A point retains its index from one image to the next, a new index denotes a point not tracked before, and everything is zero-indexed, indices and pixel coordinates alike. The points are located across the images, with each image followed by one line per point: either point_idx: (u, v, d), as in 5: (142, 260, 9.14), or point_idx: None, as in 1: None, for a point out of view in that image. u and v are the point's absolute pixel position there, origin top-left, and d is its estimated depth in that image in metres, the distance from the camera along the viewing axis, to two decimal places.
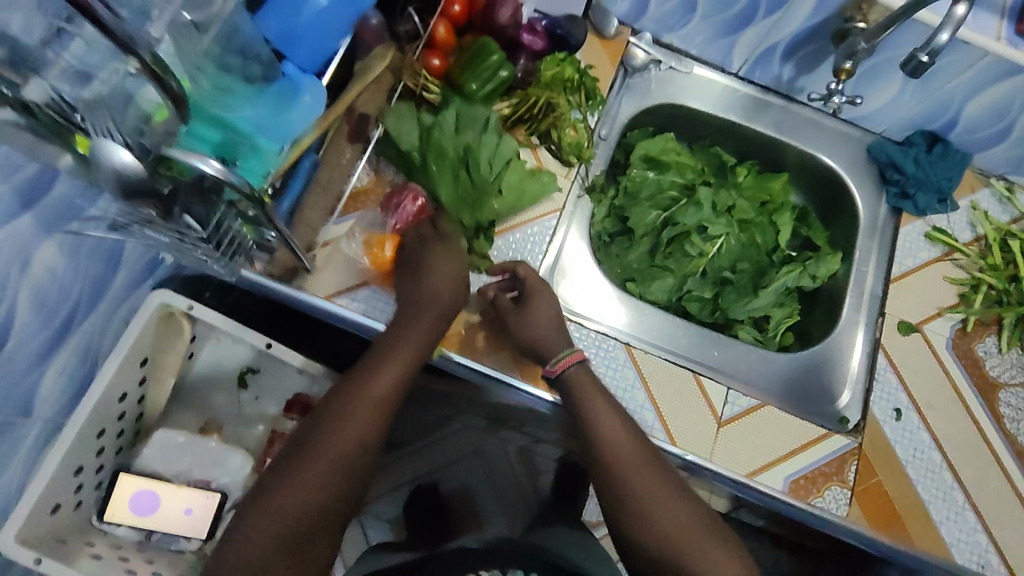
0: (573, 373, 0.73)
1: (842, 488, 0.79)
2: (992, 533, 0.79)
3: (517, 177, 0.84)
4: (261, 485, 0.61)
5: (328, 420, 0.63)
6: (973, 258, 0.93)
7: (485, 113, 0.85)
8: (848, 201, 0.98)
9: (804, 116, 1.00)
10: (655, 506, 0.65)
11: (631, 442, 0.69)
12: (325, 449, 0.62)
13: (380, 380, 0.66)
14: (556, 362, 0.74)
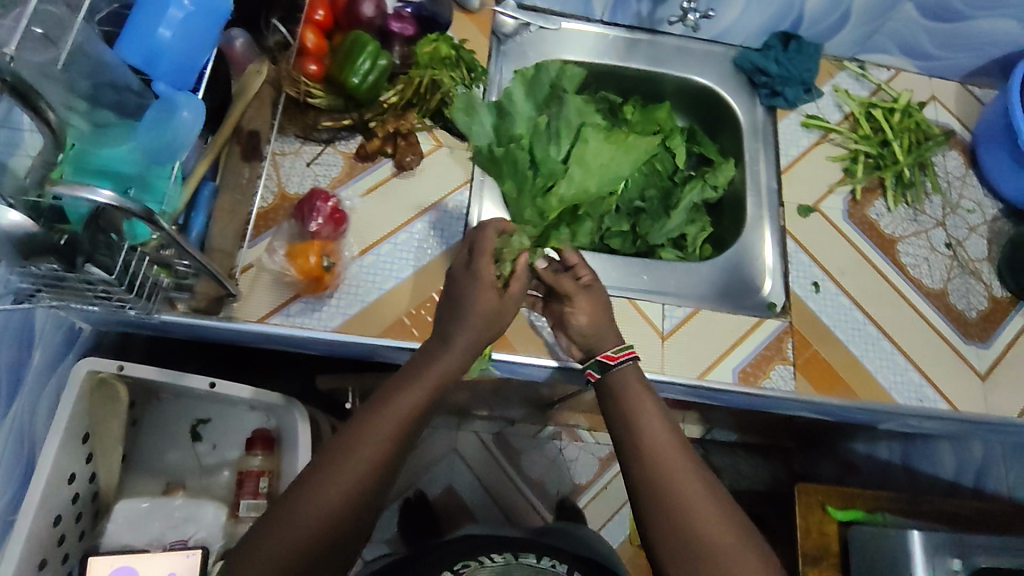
0: (625, 367, 0.71)
1: (786, 365, 0.85)
2: (921, 368, 0.88)
3: (598, 152, 0.76)
4: (252, 534, 0.59)
5: (320, 477, 0.59)
6: (848, 133, 1.01)
7: (557, 77, 0.78)
8: (726, 111, 1.07)
9: (672, 45, 1.07)
10: (690, 505, 0.61)
11: (672, 432, 0.66)
12: (312, 511, 0.57)
13: (397, 403, 0.62)
14: (617, 352, 0.73)
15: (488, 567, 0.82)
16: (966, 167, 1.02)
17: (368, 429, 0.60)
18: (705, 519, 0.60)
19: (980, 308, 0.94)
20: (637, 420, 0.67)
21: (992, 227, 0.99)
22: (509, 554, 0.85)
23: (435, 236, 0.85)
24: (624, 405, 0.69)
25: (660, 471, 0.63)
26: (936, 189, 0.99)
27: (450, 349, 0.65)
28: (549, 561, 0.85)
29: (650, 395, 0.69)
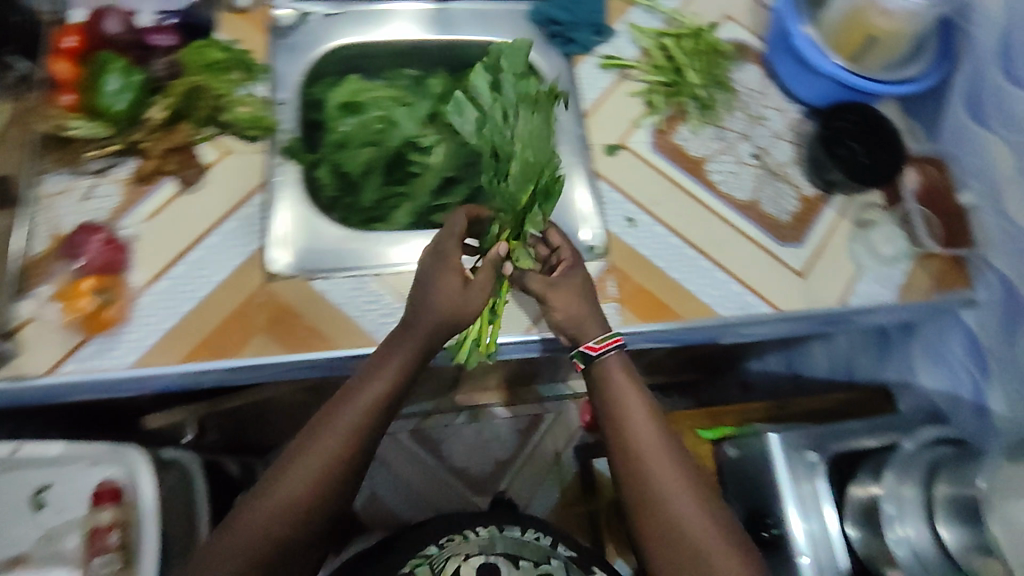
0: (608, 359, 0.83)
1: (609, 303, 0.89)
2: (742, 278, 0.92)
3: (525, 122, 0.71)
4: (249, 499, 0.72)
5: (305, 453, 0.72)
6: (645, 66, 1.02)
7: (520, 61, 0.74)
8: (532, 67, 1.04)
9: (464, 11, 1.05)
10: (669, 497, 0.77)
11: (654, 425, 0.81)
12: (301, 480, 0.71)
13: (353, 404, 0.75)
14: (599, 342, 0.82)
15: (471, 542, 1.01)
16: (766, 78, 1.04)
17: (343, 412, 0.74)
18: (681, 504, 0.77)
19: (793, 209, 0.97)
20: (622, 413, 0.82)
21: (795, 131, 1.02)
22: (494, 529, 1.04)
23: (232, 248, 0.82)
24: (610, 394, 0.83)
25: (646, 462, 0.78)
26: (734, 105, 1.02)
27: (414, 332, 0.77)
28: (532, 534, 1.05)
29: (637, 388, 0.83)
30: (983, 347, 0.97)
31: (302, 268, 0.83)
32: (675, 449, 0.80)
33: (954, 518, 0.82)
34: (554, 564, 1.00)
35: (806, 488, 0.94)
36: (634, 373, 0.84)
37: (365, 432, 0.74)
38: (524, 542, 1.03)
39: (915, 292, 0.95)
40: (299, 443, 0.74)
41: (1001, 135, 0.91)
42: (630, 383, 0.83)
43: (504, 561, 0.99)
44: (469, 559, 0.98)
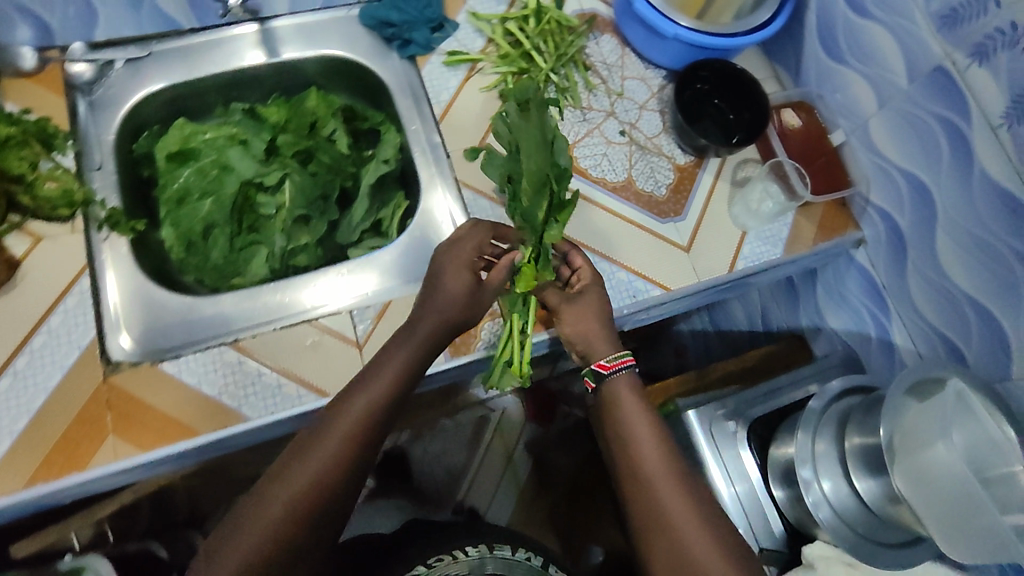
0: (617, 378, 0.77)
1: (493, 320, 0.88)
2: (628, 265, 0.89)
3: (517, 137, 0.68)
4: (236, 522, 0.61)
5: (277, 491, 0.61)
6: (493, 57, 0.94)
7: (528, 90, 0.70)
8: (372, 78, 0.96)
9: (287, 28, 0.94)
10: (678, 518, 0.66)
11: (661, 440, 0.72)
12: (266, 528, 0.59)
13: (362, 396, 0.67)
14: (611, 360, 0.78)
15: (461, 563, 0.84)
16: (621, 46, 0.99)
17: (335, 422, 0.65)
18: (691, 529, 0.66)
19: (668, 182, 0.94)
20: (627, 431, 0.73)
21: (660, 98, 0.98)
22: (483, 548, 0.86)
23: (61, 348, 0.73)
24: (612, 408, 0.76)
25: (653, 485, 0.69)
26: (593, 82, 0.96)
27: (415, 333, 0.73)
28: (524, 553, 0.88)
29: (644, 406, 0.75)
30: (878, 285, 0.97)
31: (152, 349, 0.77)
32: (682, 474, 0.70)
33: (866, 466, 0.82)
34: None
35: (730, 459, 0.94)
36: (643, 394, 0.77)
37: (351, 468, 0.64)
38: (515, 563, 0.87)
39: (802, 243, 0.94)
40: (269, 481, 0.62)
41: (857, 68, 0.89)
42: (636, 398, 0.76)
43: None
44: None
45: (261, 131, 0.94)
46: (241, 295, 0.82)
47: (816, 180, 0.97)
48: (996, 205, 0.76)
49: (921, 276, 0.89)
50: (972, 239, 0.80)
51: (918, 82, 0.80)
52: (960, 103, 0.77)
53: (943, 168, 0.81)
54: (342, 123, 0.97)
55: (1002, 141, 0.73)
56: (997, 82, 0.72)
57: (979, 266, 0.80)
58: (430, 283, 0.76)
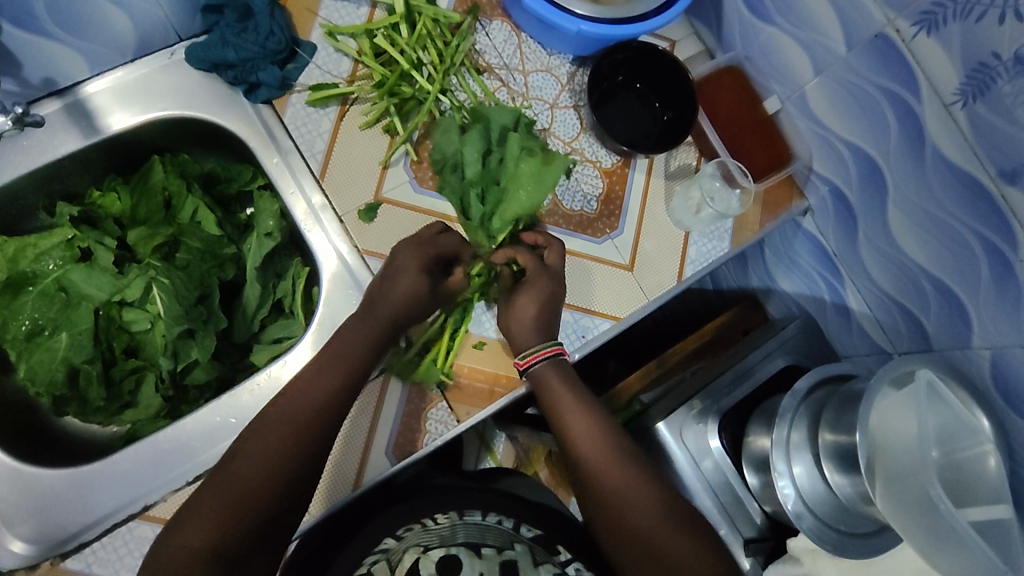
0: (539, 370, 0.73)
1: (440, 405, 0.75)
2: (571, 304, 0.79)
3: (526, 169, 0.73)
4: (188, 507, 0.58)
5: (224, 484, 0.58)
6: (366, 84, 0.77)
7: (517, 117, 0.77)
8: (226, 134, 0.78)
9: (98, 95, 0.74)
10: (619, 494, 0.68)
11: (597, 429, 0.72)
12: (209, 516, 0.56)
13: (322, 388, 0.66)
14: (525, 355, 0.73)
15: (432, 533, 0.68)
16: (514, 32, 0.83)
17: (290, 414, 0.63)
18: (633, 500, 0.68)
19: (597, 193, 0.82)
20: (564, 424, 0.73)
21: (572, 89, 0.84)
22: (453, 514, 0.70)
23: None
24: (548, 402, 0.73)
25: (591, 465, 0.70)
26: (491, 87, 0.81)
27: (376, 316, 0.71)
28: (495, 516, 0.71)
29: (574, 390, 0.74)
30: (828, 252, 0.91)
31: (49, 543, 0.66)
32: (621, 448, 0.71)
33: (840, 464, 0.76)
34: (519, 551, 0.68)
35: (700, 455, 0.88)
36: (570, 376, 0.75)
37: (305, 458, 0.62)
38: (487, 529, 0.69)
39: (748, 231, 0.85)
40: (213, 476, 0.60)
41: (786, 29, 0.79)
42: (567, 385, 0.74)
43: (464, 556, 0.66)
44: (429, 552, 0.66)
45: (105, 232, 0.76)
46: (139, 449, 0.70)
47: (756, 157, 0.87)
48: (950, 184, 0.70)
49: (874, 249, 0.83)
50: (924, 214, 0.74)
51: (857, 48, 0.72)
52: (905, 75, 0.69)
53: (891, 142, 0.74)
54: (203, 196, 0.80)
55: (955, 118, 0.66)
56: (948, 56, 0.64)
57: (934, 243, 0.75)
58: (391, 267, 0.73)
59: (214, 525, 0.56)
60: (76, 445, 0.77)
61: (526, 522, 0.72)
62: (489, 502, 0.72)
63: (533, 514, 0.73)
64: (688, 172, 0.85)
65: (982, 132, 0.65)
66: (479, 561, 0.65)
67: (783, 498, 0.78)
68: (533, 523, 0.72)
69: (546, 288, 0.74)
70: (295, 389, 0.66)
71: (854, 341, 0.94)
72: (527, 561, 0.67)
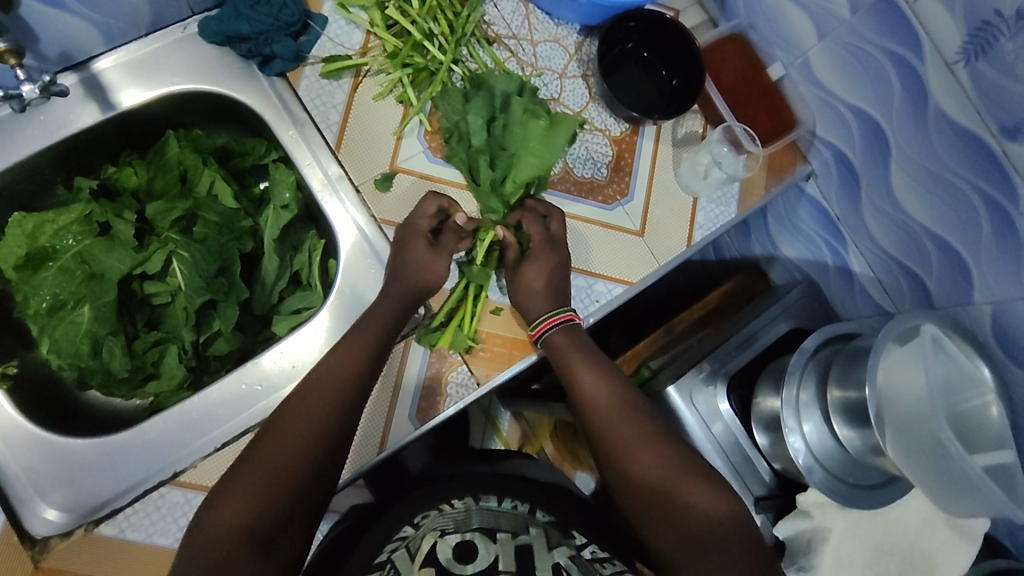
0: (552, 336, 0.75)
1: (460, 368, 0.76)
2: (585, 269, 0.81)
3: (532, 135, 0.73)
4: (226, 484, 0.59)
5: (258, 465, 0.59)
6: (379, 55, 0.78)
7: (518, 84, 0.76)
8: (240, 108, 0.79)
9: (114, 69, 0.74)
10: (630, 450, 0.70)
11: (608, 388, 0.74)
12: (245, 496, 0.57)
13: (347, 362, 0.67)
14: (538, 322, 0.75)
15: (448, 517, 0.70)
16: (522, 3, 0.84)
17: (318, 392, 0.64)
18: (642, 455, 0.69)
19: (607, 160, 0.84)
20: (574, 385, 0.75)
21: (580, 58, 0.85)
22: (468, 499, 0.72)
23: None
24: (560, 365, 0.75)
25: (602, 423, 0.72)
26: (500, 57, 0.82)
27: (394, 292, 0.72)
28: (510, 502, 0.73)
29: (585, 352, 0.76)
30: (832, 217, 0.93)
31: (81, 510, 0.67)
32: (632, 407, 0.73)
33: (849, 419, 0.79)
34: (534, 534, 0.69)
35: (710, 418, 0.90)
36: (583, 341, 0.77)
37: (335, 437, 0.63)
38: (501, 513, 0.71)
39: (754, 195, 0.86)
40: (246, 457, 0.61)
41: None
42: (580, 349, 0.76)
43: (479, 540, 0.66)
44: (445, 536, 0.67)
45: (124, 206, 0.77)
46: (167, 418, 0.71)
47: (760, 120, 0.88)
48: (951, 142, 0.72)
49: (876, 211, 0.86)
50: (927, 174, 0.76)
51: (860, 12, 0.73)
52: (909, 36, 0.71)
53: (894, 104, 0.76)
54: (219, 169, 0.80)
55: (957, 77, 0.68)
56: (951, 16, 0.66)
57: (938, 203, 0.77)
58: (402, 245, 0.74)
59: (250, 505, 0.57)
60: (101, 417, 0.78)
61: (541, 507, 0.74)
62: (503, 487, 0.74)
63: (548, 498, 0.75)
64: (694, 139, 0.87)
65: (983, 90, 0.67)
66: (494, 544, 0.66)
67: (793, 452, 0.81)
68: (547, 509, 0.73)
69: (555, 259, 0.76)
70: (322, 366, 0.67)
71: (856, 304, 0.96)
72: (541, 544, 0.67)
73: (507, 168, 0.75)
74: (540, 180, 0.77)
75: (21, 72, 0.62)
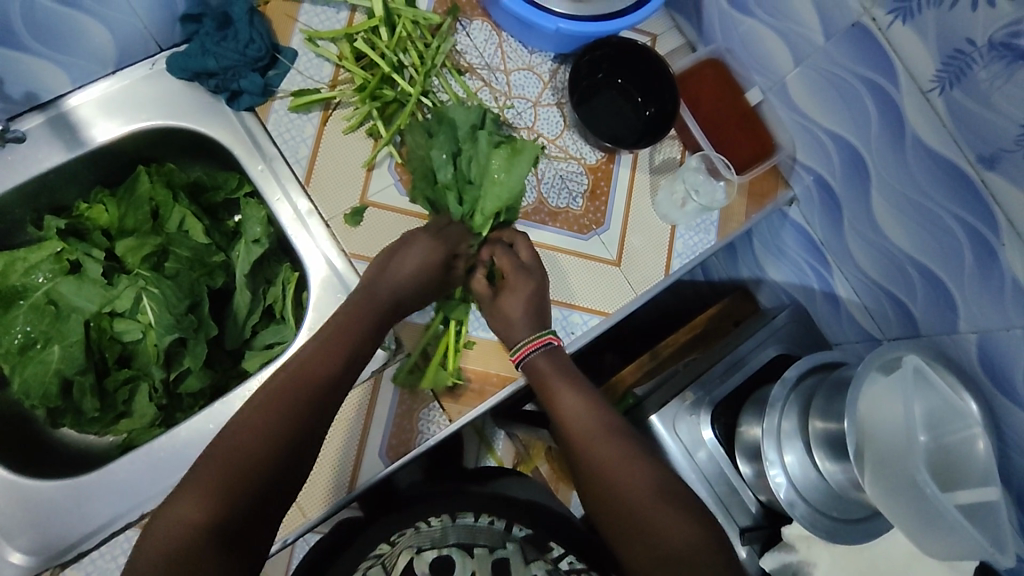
0: (534, 360, 0.72)
1: (431, 405, 0.76)
2: (561, 301, 0.79)
3: (495, 164, 0.73)
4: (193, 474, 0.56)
5: (228, 457, 0.56)
6: (347, 89, 0.77)
7: (477, 113, 0.75)
8: (210, 143, 0.78)
9: (81, 108, 0.75)
10: (615, 474, 0.67)
11: (590, 411, 0.71)
12: (213, 490, 0.54)
13: (328, 360, 0.65)
14: (517, 347, 0.73)
15: (424, 534, 0.71)
16: (495, 32, 0.83)
17: (298, 385, 0.62)
18: (628, 479, 0.66)
19: (582, 190, 0.83)
20: (558, 411, 0.71)
21: (555, 86, 0.84)
22: (445, 516, 0.72)
23: None
24: (544, 390, 0.72)
25: (586, 449, 0.69)
26: (472, 87, 0.81)
27: (375, 295, 0.70)
28: (486, 518, 0.73)
29: (568, 377, 0.73)
30: (816, 241, 0.91)
31: (48, 554, 0.67)
32: (617, 430, 0.70)
33: (831, 452, 0.77)
34: (511, 549, 0.71)
35: (695, 447, 0.88)
36: (567, 364, 0.74)
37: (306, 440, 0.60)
38: (479, 530, 0.72)
39: (734, 222, 0.85)
40: (211, 452, 0.58)
41: (764, 21, 0.79)
42: (563, 373, 0.73)
43: (457, 556, 0.70)
44: (422, 553, 0.69)
45: (94, 244, 0.77)
46: (135, 459, 0.70)
47: (739, 148, 0.87)
48: (930, 169, 0.70)
49: (859, 237, 0.84)
50: (908, 202, 0.75)
51: (834, 38, 0.72)
52: (883, 62, 0.69)
53: (871, 131, 0.74)
54: (190, 205, 0.80)
55: (932, 104, 0.67)
56: (924, 42, 0.65)
57: (919, 231, 0.75)
58: (390, 255, 0.72)
59: (215, 498, 0.54)
60: (75, 456, 0.77)
61: (518, 520, 0.74)
62: (479, 503, 0.73)
63: (527, 514, 0.74)
64: (672, 165, 0.86)
65: (958, 117, 0.65)
66: (472, 560, 0.70)
67: (775, 487, 0.79)
68: (524, 521, 0.74)
69: (530, 288, 0.74)
70: (302, 358, 0.64)
71: (844, 329, 0.94)
72: (518, 558, 0.71)
73: (474, 203, 0.74)
74: (508, 208, 0.76)
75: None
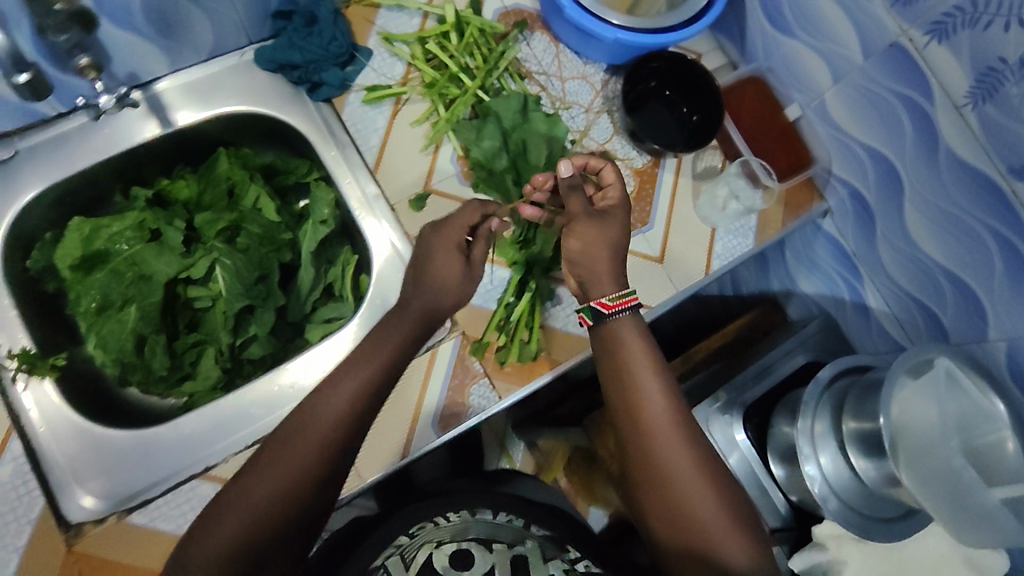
0: (619, 322, 0.66)
1: (481, 381, 0.79)
2: None
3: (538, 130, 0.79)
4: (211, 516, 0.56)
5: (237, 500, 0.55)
6: (417, 86, 0.84)
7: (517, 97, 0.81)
8: (286, 130, 0.84)
9: (172, 90, 0.81)
10: (690, 497, 0.60)
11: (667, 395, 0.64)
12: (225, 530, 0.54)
13: (339, 394, 0.62)
14: (613, 299, 0.67)
15: (444, 529, 0.75)
16: (553, 43, 0.90)
17: (311, 422, 0.60)
18: (707, 504, 0.60)
19: (629, 190, 0.88)
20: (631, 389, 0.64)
21: (606, 95, 0.90)
22: (465, 511, 0.75)
23: (11, 526, 0.66)
24: (618, 361, 0.65)
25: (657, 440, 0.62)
26: (531, 90, 0.88)
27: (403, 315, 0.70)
28: (507, 515, 0.76)
29: (645, 353, 0.66)
30: (848, 253, 0.96)
31: (112, 502, 0.70)
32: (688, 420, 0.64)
33: (864, 449, 0.79)
34: (528, 546, 0.76)
35: (727, 448, 0.90)
36: (647, 341, 0.67)
37: (320, 472, 0.58)
38: (499, 526, 0.76)
39: (771, 227, 0.91)
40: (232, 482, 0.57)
41: (806, 41, 0.85)
42: (642, 348, 0.66)
43: (475, 550, 0.76)
44: (441, 546, 0.75)
45: (174, 215, 0.83)
46: (200, 416, 0.74)
47: (777, 158, 0.93)
48: (966, 185, 0.75)
49: (892, 248, 0.88)
50: (943, 213, 0.79)
51: (874, 58, 0.78)
52: (921, 82, 0.75)
53: (907, 146, 0.79)
54: (264, 185, 0.85)
55: (966, 120, 0.72)
56: (958, 62, 0.70)
57: (953, 242, 0.79)
58: (417, 265, 0.73)
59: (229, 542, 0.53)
60: (140, 414, 0.81)
61: (537, 521, 0.76)
62: (499, 502, 0.75)
63: (547, 515, 0.76)
64: (714, 172, 0.91)
65: (991, 131, 0.70)
66: (491, 555, 0.76)
67: (809, 481, 0.82)
68: (543, 524, 0.76)
69: (614, 235, 0.71)
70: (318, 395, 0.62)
71: (874, 339, 0.97)
72: (535, 557, 0.76)
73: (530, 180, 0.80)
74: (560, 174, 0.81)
75: (100, 85, 0.71)
